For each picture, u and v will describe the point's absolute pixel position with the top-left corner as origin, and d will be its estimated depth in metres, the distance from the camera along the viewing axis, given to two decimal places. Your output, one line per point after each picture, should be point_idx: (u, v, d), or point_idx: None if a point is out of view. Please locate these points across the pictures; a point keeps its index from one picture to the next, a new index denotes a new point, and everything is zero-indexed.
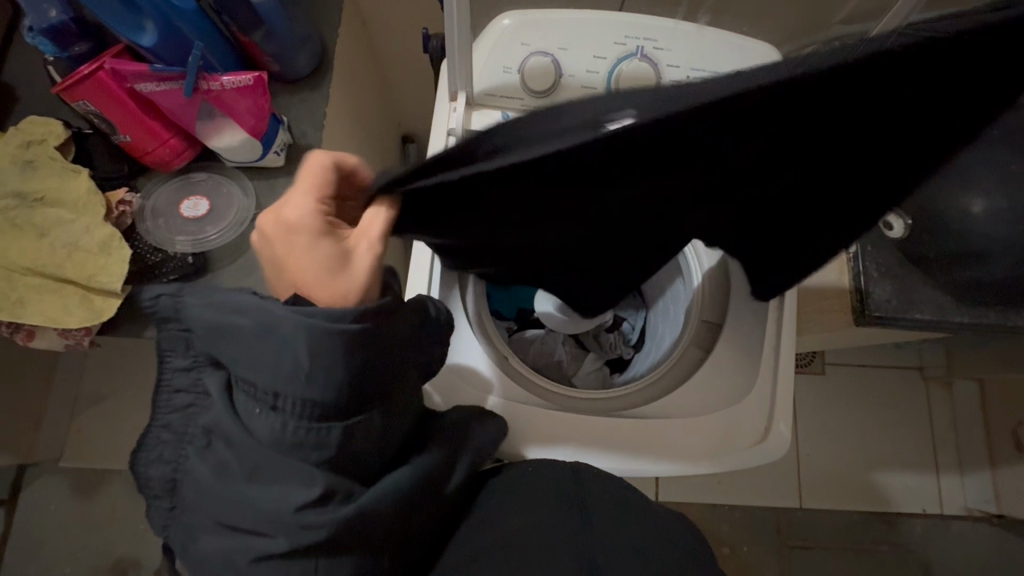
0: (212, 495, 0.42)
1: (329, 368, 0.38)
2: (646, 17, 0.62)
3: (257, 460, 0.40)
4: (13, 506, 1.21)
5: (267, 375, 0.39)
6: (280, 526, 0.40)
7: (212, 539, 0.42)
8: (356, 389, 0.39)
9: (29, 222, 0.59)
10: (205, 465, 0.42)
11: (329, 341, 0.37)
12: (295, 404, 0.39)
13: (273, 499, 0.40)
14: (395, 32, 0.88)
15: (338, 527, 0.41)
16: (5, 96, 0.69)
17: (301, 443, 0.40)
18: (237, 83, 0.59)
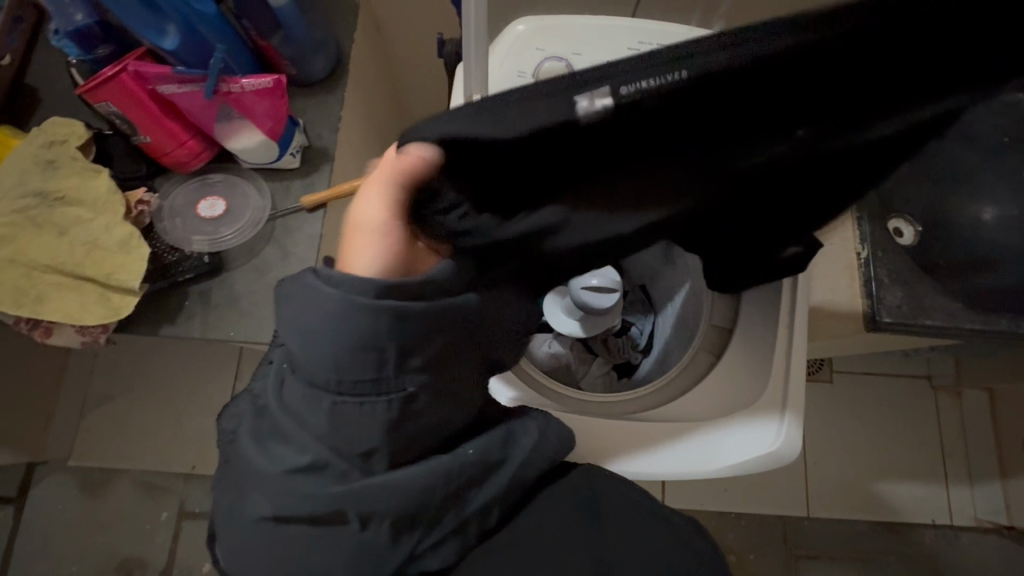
0: (239, 448, 0.44)
1: (333, 340, 0.35)
2: (659, 24, 0.63)
3: (269, 420, 0.41)
4: (21, 504, 1.22)
5: (280, 332, 0.39)
6: (275, 488, 0.41)
7: (230, 488, 0.45)
8: (367, 368, 0.37)
9: (49, 221, 0.60)
10: (246, 419, 0.45)
11: (320, 298, 0.35)
12: (296, 366, 0.38)
13: (269, 460, 0.41)
14: (409, 37, 0.89)
15: (324, 503, 0.41)
16: (29, 98, 0.71)
17: (299, 409, 0.39)
18: (256, 86, 0.60)
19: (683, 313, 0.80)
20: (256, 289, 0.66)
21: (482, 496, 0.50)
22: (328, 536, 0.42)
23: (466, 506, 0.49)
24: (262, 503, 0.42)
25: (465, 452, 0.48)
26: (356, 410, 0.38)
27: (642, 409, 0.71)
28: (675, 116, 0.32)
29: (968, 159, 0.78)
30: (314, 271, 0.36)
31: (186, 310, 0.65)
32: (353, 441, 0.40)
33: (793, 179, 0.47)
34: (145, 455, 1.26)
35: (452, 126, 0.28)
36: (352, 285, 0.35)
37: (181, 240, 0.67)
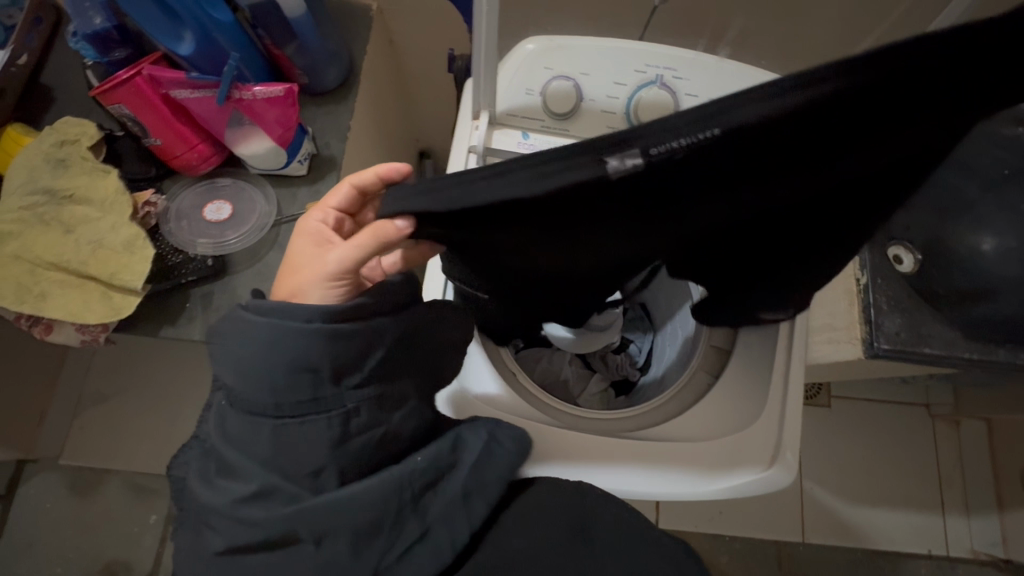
0: (190, 490, 0.45)
1: (268, 363, 0.41)
2: (667, 48, 0.64)
3: (220, 456, 0.44)
4: (9, 502, 1.21)
5: (225, 370, 0.43)
6: (223, 519, 0.42)
7: (186, 533, 0.46)
8: (309, 384, 0.42)
9: (56, 219, 0.61)
10: (194, 461, 0.47)
11: (270, 335, 0.41)
12: (242, 397, 0.42)
13: (224, 493, 0.43)
14: (419, 51, 0.90)
15: (276, 526, 0.42)
16: (43, 98, 0.72)
17: (247, 438, 0.42)
18: (268, 93, 0.61)
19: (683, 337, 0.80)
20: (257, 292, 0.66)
21: (443, 503, 0.49)
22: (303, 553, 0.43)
23: (428, 522, 0.48)
24: (226, 531, 0.43)
25: (417, 458, 0.48)
26: (304, 424, 0.42)
27: (638, 427, 0.70)
28: (703, 155, 0.38)
29: (970, 189, 0.78)
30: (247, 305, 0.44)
31: (186, 312, 0.65)
32: (309, 453, 0.42)
33: (795, 222, 0.52)
34: (136, 456, 1.24)
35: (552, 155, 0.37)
36: (293, 315, 0.42)
37: (185, 242, 0.67)
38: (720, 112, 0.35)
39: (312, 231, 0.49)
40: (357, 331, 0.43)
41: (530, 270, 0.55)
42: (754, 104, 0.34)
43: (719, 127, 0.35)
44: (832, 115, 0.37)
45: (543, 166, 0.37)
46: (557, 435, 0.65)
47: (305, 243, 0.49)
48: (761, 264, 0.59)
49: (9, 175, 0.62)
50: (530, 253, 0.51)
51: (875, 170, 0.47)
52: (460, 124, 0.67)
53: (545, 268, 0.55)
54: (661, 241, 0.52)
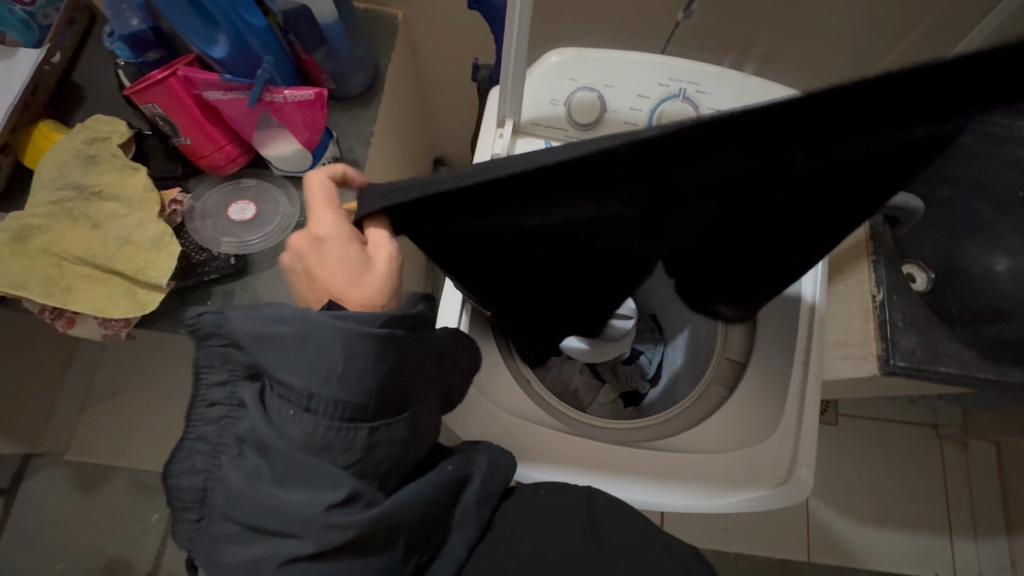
0: (241, 500, 0.42)
1: (361, 370, 0.40)
2: (691, 64, 0.65)
3: (288, 464, 0.41)
4: (12, 496, 1.21)
5: (303, 376, 0.40)
6: (304, 529, 0.41)
7: (237, 545, 0.43)
8: (379, 389, 0.42)
9: (84, 213, 0.62)
10: (236, 472, 0.43)
11: (364, 344, 0.40)
12: (328, 404, 0.40)
13: (301, 500, 0.41)
14: (441, 61, 0.92)
15: (365, 527, 0.42)
16: (72, 95, 0.73)
17: (331, 445, 0.41)
18: (298, 97, 0.62)
19: (697, 349, 0.80)
20: (277, 292, 0.67)
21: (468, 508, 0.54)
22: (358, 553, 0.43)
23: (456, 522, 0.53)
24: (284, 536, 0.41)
25: (446, 467, 0.52)
26: (367, 428, 0.42)
27: (654, 437, 0.70)
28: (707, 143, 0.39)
29: (985, 210, 0.79)
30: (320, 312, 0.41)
31: None
32: (373, 454, 0.43)
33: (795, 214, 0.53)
34: (142, 454, 1.25)
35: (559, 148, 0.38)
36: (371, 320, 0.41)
37: (210, 240, 0.67)
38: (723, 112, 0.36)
39: (343, 231, 0.45)
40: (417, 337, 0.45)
41: (535, 263, 0.56)
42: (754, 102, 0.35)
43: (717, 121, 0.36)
44: (792, 127, 0.39)
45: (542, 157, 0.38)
46: (574, 445, 0.65)
47: (343, 243, 0.45)
48: (758, 256, 0.60)
49: (40, 170, 0.63)
50: (534, 242, 0.52)
51: (868, 164, 0.46)
52: (484, 132, 0.68)
53: (548, 262, 0.56)
54: (664, 239, 0.54)
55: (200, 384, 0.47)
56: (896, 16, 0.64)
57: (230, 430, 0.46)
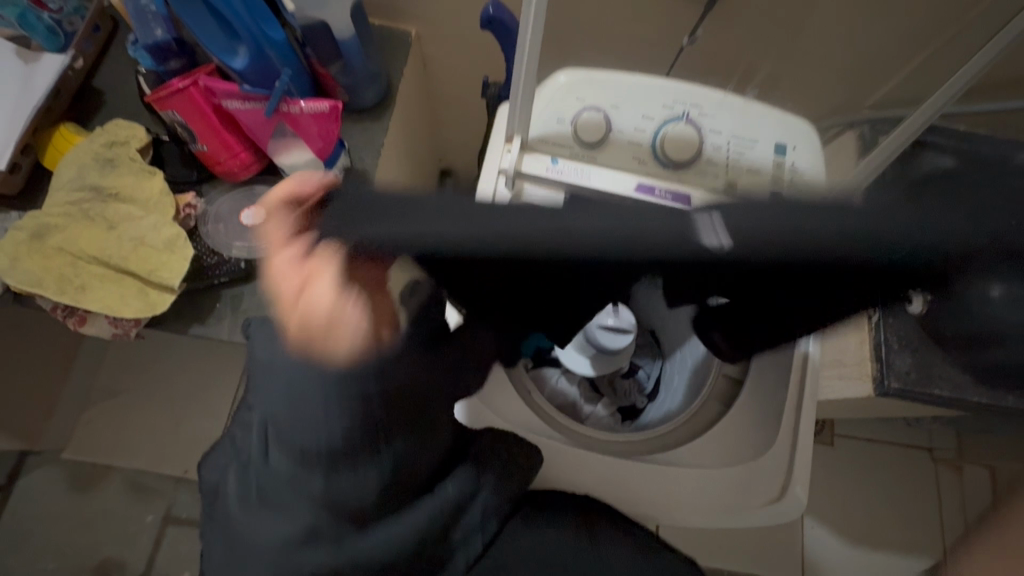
0: (232, 513, 0.49)
1: (313, 425, 0.43)
2: (692, 87, 0.67)
3: (263, 494, 0.47)
4: (8, 493, 1.21)
5: (273, 414, 0.44)
6: (266, 551, 0.47)
7: (222, 549, 0.50)
8: (347, 449, 0.44)
9: (100, 214, 0.64)
10: (235, 487, 0.50)
11: (308, 398, 0.42)
12: (291, 452, 0.44)
13: (267, 528, 0.47)
14: (452, 76, 0.94)
15: (322, 561, 0.47)
16: (94, 99, 0.75)
17: (295, 485, 0.45)
18: (313, 109, 0.64)
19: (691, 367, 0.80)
20: None
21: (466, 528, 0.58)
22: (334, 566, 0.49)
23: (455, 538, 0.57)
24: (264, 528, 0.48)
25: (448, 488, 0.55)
26: (346, 468, 0.45)
27: (653, 450, 0.72)
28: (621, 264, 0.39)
29: None
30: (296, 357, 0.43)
31: (216, 312, 0.67)
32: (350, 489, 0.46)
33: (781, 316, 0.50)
34: (139, 454, 1.25)
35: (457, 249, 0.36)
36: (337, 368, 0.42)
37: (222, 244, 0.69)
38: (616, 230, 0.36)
39: (292, 274, 0.40)
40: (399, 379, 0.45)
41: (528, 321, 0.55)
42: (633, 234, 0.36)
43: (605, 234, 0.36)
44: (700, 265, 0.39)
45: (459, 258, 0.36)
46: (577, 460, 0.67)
47: (293, 290, 0.40)
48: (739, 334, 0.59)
49: (58, 171, 0.65)
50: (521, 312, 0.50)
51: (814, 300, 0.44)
52: (492, 148, 0.70)
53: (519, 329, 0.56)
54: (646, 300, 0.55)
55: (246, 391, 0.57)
56: (893, 48, 0.66)
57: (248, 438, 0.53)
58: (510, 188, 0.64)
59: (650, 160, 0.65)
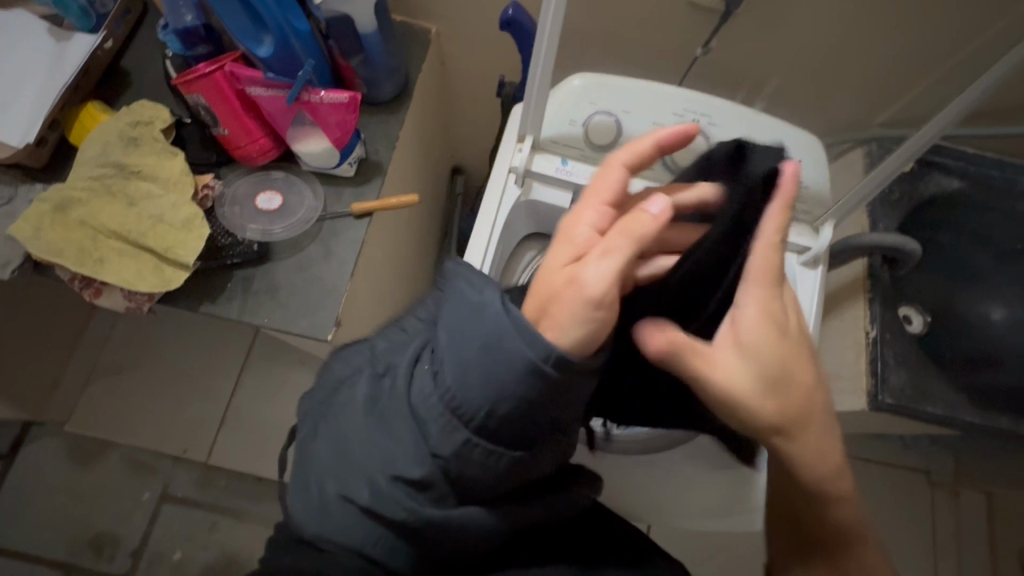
0: (349, 408, 0.46)
1: (492, 400, 0.41)
2: (702, 97, 0.69)
3: (398, 416, 0.44)
4: (11, 461, 1.24)
5: (462, 372, 0.41)
6: (369, 473, 0.43)
7: (329, 448, 0.45)
8: (456, 444, 0.42)
9: (122, 191, 0.66)
10: (364, 387, 0.47)
11: (508, 381, 0.40)
12: (457, 397, 0.41)
13: (382, 456, 0.43)
14: (469, 75, 0.96)
15: (411, 520, 0.43)
16: (121, 79, 0.78)
17: (427, 428, 0.43)
18: (333, 99, 0.66)
19: None
20: (292, 281, 0.70)
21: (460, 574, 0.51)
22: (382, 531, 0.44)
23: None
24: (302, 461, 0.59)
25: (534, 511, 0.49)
26: (462, 458, 0.42)
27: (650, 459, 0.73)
28: (542, 415, 0.41)
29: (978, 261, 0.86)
30: (530, 345, 0.39)
31: (226, 292, 0.69)
32: (461, 467, 0.43)
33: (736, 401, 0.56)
34: (139, 431, 1.27)
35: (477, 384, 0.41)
36: (551, 361, 0.39)
37: (237, 226, 0.71)
38: (511, 377, 0.40)
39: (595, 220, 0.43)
40: (571, 398, 0.41)
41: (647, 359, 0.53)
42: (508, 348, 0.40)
43: (495, 391, 0.40)
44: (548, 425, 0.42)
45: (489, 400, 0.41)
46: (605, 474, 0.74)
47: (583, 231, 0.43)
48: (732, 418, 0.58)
49: (85, 148, 0.68)
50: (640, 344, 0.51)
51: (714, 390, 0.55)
52: (504, 146, 0.71)
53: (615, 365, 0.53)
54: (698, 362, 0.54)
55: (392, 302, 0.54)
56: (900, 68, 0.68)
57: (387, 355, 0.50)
58: (520, 186, 0.69)
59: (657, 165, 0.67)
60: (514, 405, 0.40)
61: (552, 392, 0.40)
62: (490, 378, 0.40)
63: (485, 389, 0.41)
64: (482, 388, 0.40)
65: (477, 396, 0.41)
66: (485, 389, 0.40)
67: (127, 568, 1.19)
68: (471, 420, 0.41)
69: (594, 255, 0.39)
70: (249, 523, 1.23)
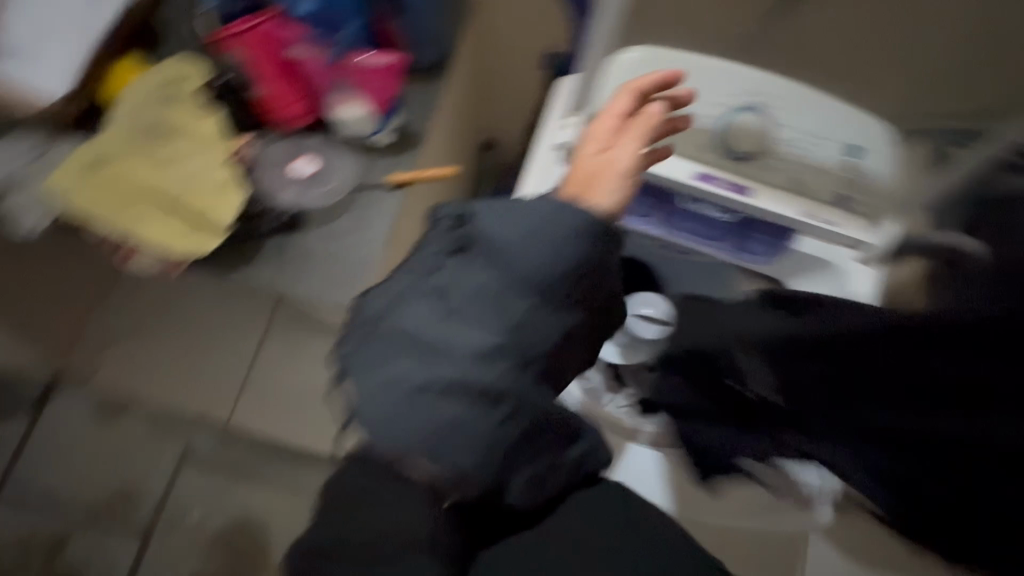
0: (407, 321, 0.44)
1: (559, 262, 0.44)
2: (769, 75, 0.64)
3: (460, 308, 0.44)
4: (38, 413, 1.26)
5: (529, 250, 0.44)
6: (446, 362, 0.42)
7: (389, 361, 0.43)
8: (523, 316, 0.44)
9: (155, 150, 0.65)
10: (414, 301, 0.44)
11: (572, 239, 0.45)
12: (524, 271, 0.44)
13: (454, 345, 0.43)
14: (512, 44, 0.91)
15: (480, 411, 0.43)
16: (155, 31, 0.75)
17: (494, 307, 0.44)
18: (375, 63, 0.66)
19: None
20: (325, 254, 0.68)
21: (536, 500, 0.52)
22: (464, 427, 0.42)
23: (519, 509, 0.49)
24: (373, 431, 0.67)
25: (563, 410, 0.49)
26: (531, 328, 0.44)
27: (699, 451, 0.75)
28: (596, 277, 0.46)
29: None
30: (579, 208, 0.45)
31: (258, 260, 0.67)
32: (529, 341, 0.44)
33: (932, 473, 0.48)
34: (162, 389, 1.28)
35: (543, 251, 0.44)
36: (599, 218, 0.45)
37: (270, 193, 0.67)
38: (568, 241, 0.45)
39: (612, 126, 0.51)
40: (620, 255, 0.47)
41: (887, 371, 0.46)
42: (561, 214, 0.45)
43: (559, 254, 0.44)
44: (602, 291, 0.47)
45: (555, 263, 0.44)
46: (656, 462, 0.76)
47: (598, 136, 0.50)
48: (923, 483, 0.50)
49: (118, 103, 0.66)
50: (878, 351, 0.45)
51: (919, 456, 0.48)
52: (547, 122, 0.69)
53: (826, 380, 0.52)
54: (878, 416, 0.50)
55: (424, 244, 0.49)
56: None
57: (433, 277, 0.45)
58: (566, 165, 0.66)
59: (713, 149, 0.64)
60: (572, 268, 0.45)
61: (606, 254, 0.46)
62: (551, 243, 0.44)
63: (547, 253, 0.44)
64: (546, 252, 0.44)
65: (541, 265, 0.44)
66: (549, 253, 0.44)
67: (148, 523, 1.22)
68: (537, 290, 0.44)
69: (620, 141, 0.49)
70: (265, 487, 1.25)
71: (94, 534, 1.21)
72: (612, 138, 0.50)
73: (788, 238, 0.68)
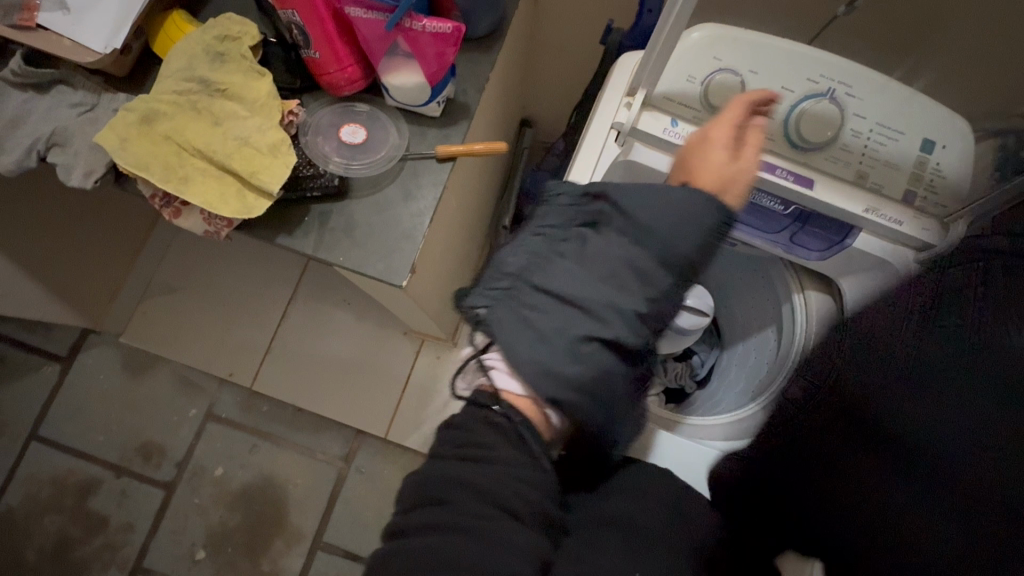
0: (553, 276, 0.51)
1: (692, 236, 0.49)
2: (844, 60, 0.61)
3: (602, 270, 0.50)
4: (69, 365, 1.30)
5: (666, 222, 0.49)
6: (591, 312, 0.49)
7: (540, 310, 0.50)
8: (658, 280, 0.50)
9: (207, 109, 0.64)
10: (559, 261, 0.51)
11: (703, 216, 0.49)
12: (661, 243, 0.49)
13: (596, 301, 0.49)
14: (562, 18, 0.88)
15: (610, 358, 0.50)
16: None
17: (631, 273, 0.49)
18: (436, 28, 0.61)
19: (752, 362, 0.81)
20: (370, 223, 0.67)
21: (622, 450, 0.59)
22: (604, 377, 0.50)
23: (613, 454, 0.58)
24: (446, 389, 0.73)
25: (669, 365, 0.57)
26: (662, 301, 0.50)
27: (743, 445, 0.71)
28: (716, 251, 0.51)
29: None
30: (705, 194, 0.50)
31: (303, 226, 0.67)
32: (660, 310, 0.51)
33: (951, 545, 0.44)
34: (189, 348, 1.30)
35: (682, 227, 0.49)
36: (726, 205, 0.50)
37: (319, 156, 0.68)
38: (703, 218, 0.49)
39: (731, 132, 0.54)
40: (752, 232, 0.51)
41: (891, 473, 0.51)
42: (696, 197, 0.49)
43: (692, 232, 0.49)
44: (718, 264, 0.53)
45: (692, 238, 0.49)
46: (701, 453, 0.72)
47: (720, 141, 0.53)
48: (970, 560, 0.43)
49: (170, 59, 0.65)
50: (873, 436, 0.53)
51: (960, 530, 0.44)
52: (607, 96, 0.66)
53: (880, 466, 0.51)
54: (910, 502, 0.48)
55: (551, 215, 0.56)
56: None
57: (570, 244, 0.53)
58: (620, 146, 0.64)
59: (778, 137, 0.62)
60: (699, 244, 0.50)
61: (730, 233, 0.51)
62: (688, 220, 0.49)
63: (682, 228, 0.49)
64: (682, 228, 0.49)
65: (679, 238, 0.49)
66: (685, 229, 0.49)
67: (171, 477, 1.26)
68: (670, 261, 0.49)
69: (747, 148, 0.54)
70: (286, 450, 1.26)
71: (121, 484, 1.25)
72: (735, 144, 0.54)
73: (848, 236, 0.65)
